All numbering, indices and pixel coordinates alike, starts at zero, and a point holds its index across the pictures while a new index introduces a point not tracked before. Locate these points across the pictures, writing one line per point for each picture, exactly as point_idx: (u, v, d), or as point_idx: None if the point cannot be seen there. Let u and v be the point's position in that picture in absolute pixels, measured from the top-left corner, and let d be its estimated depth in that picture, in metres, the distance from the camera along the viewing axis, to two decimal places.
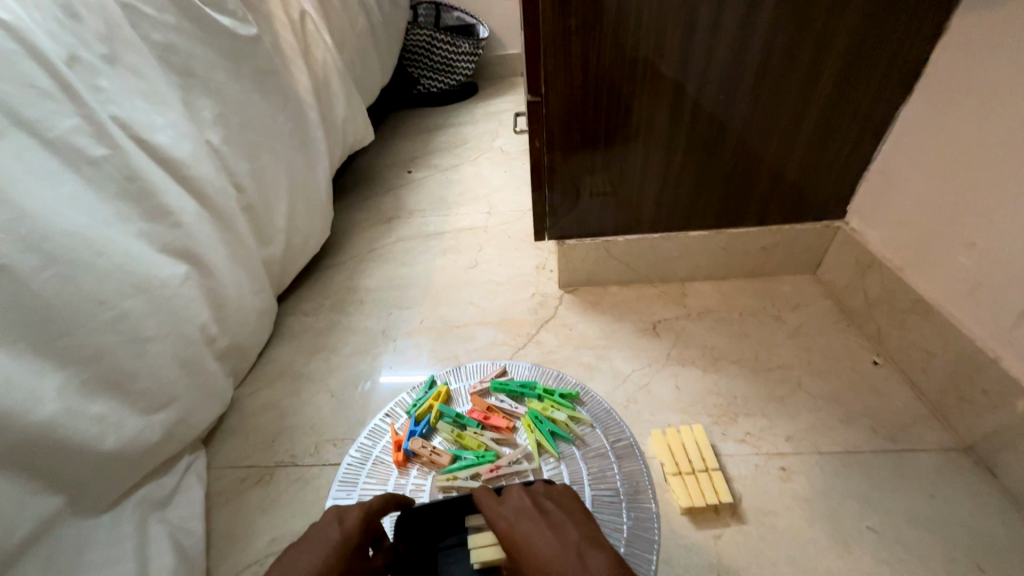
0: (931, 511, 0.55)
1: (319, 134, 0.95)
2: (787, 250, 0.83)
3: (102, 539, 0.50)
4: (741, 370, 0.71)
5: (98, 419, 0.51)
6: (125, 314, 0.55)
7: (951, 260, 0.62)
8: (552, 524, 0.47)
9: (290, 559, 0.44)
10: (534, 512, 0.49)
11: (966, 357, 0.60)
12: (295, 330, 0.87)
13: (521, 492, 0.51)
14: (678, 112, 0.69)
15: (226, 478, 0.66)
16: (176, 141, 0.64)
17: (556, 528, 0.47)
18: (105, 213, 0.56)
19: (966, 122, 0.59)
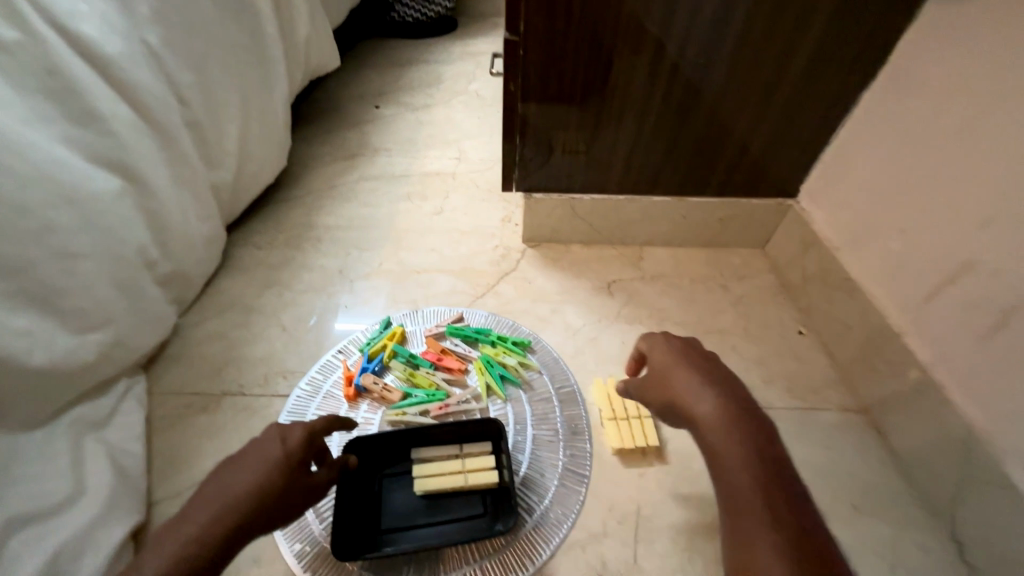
0: (824, 460, 0.63)
1: (277, 51, 0.87)
2: (741, 223, 0.87)
3: (33, 455, 0.49)
4: (682, 332, 0.76)
5: (22, 334, 0.49)
6: (50, 226, 0.51)
7: (881, 244, 0.67)
8: (711, 371, 0.47)
9: (229, 474, 0.43)
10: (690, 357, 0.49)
11: (877, 331, 0.67)
12: (246, 262, 0.84)
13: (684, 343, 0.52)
14: (657, 72, 0.68)
15: (169, 404, 0.65)
16: (106, 36, 0.57)
17: (701, 369, 0.47)
18: (21, 109, 0.50)
19: (916, 113, 0.63)
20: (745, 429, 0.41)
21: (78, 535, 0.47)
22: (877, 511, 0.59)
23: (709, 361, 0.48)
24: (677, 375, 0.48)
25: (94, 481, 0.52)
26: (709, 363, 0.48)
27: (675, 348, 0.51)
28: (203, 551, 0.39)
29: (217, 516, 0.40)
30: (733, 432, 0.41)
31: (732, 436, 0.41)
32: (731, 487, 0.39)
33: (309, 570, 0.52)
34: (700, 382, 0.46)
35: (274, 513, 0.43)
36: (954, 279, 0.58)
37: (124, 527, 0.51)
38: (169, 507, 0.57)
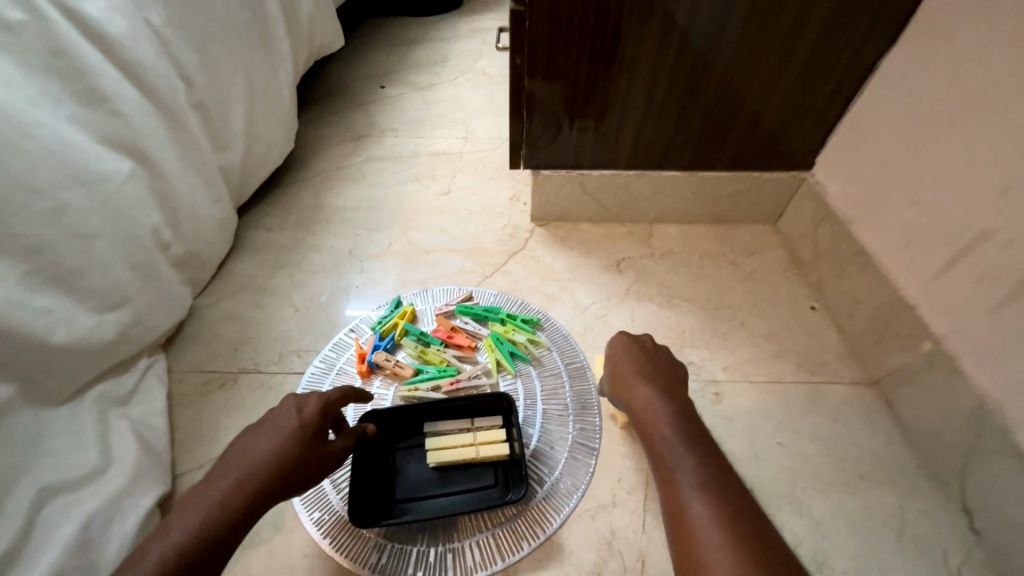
0: (833, 432, 0.63)
1: (279, 30, 0.86)
2: (753, 198, 0.85)
3: (61, 428, 0.51)
4: (692, 308, 0.76)
5: (44, 312, 0.50)
6: (64, 206, 0.52)
7: (895, 215, 0.66)
8: (653, 363, 0.57)
9: (248, 444, 0.45)
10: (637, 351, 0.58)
11: (890, 305, 0.66)
12: (257, 243, 0.85)
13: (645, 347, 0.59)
14: (666, 41, 0.66)
15: (188, 381, 0.67)
16: (108, 15, 0.56)
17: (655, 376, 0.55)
18: (30, 90, 0.50)
19: (932, 77, 0.60)
20: (674, 406, 0.51)
21: (107, 503, 0.50)
22: (885, 481, 0.60)
23: (651, 353, 0.58)
24: (627, 364, 0.57)
25: (120, 453, 0.54)
26: (650, 356, 0.58)
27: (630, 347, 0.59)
28: (225, 517, 0.41)
29: (237, 483, 0.43)
30: (667, 406, 0.51)
31: (665, 412, 0.50)
32: (665, 445, 0.48)
33: (328, 537, 0.54)
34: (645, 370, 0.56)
35: (292, 481, 0.45)
36: (969, 250, 0.57)
37: (151, 496, 0.54)
38: (193, 478, 0.59)
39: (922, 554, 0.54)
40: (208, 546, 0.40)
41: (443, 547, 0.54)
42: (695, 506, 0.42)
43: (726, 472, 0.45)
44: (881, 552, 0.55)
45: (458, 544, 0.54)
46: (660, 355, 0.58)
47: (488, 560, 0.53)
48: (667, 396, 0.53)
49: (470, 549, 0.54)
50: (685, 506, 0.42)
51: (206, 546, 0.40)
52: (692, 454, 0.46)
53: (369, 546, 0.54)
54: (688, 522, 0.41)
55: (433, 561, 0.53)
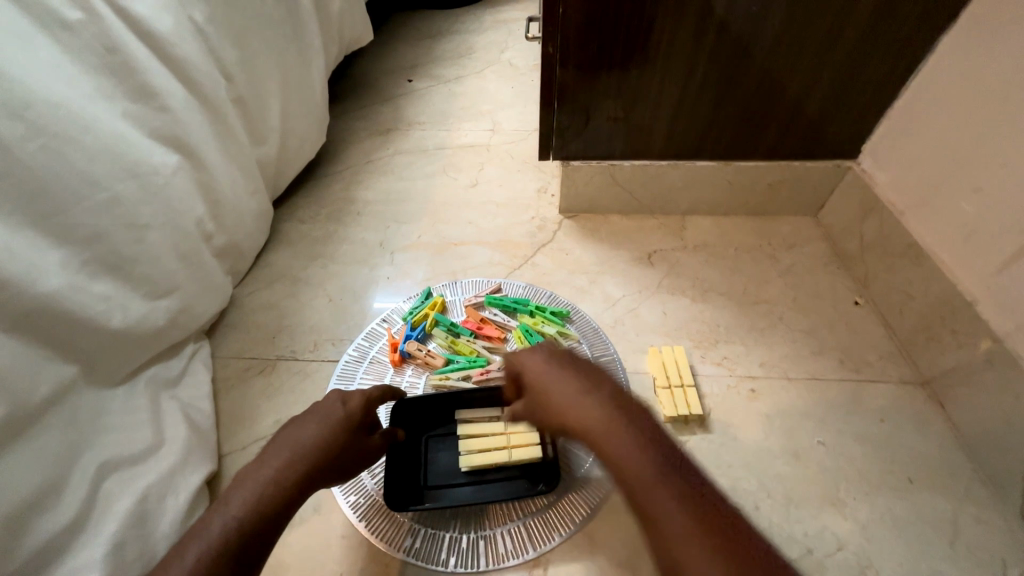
0: (879, 432, 0.61)
1: (313, 25, 0.87)
2: (794, 189, 0.82)
3: (118, 407, 0.54)
4: (727, 302, 0.74)
5: (103, 298, 0.53)
6: (118, 197, 0.55)
7: (953, 205, 0.62)
8: (574, 371, 0.46)
9: (297, 428, 0.47)
10: (562, 369, 0.46)
11: (945, 300, 0.62)
12: (292, 235, 0.87)
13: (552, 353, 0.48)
14: (706, 26, 0.63)
15: (230, 366, 0.70)
16: (156, 12, 0.59)
17: (586, 383, 0.44)
18: (87, 86, 0.53)
19: (997, 57, 0.56)
20: (629, 421, 0.40)
21: (160, 479, 0.52)
22: (935, 485, 0.57)
23: (570, 364, 0.46)
24: (557, 385, 0.45)
25: (171, 433, 0.57)
26: (568, 364, 0.46)
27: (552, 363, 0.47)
28: (279, 494, 0.43)
29: (290, 463, 0.44)
30: (627, 424, 0.40)
31: (622, 429, 0.39)
32: (635, 484, 0.36)
33: (363, 520, 0.56)
34: (587, 396, 0.43)
35: (337, 466, 0.47)
36: None
37: (199, 474, 0.56)
38: (236, 459, 0.62)
39: (977, 562, 0.52)
40: (263, 519, 0.41)
41: (475, 534, 0.55)
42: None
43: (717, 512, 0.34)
44: (931, 558, 0.52)
45: (490, 531, 0.55)
46: (591, 366, 0.47)
47: (520, 548, 0.54)
48: (621, 410, 0.41)
49: (502, 537, 0.54)
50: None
51: (262, 519, 0.41)
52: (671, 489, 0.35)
53: (404, 529, 0.55)
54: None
55: (466, 547, 0.54)
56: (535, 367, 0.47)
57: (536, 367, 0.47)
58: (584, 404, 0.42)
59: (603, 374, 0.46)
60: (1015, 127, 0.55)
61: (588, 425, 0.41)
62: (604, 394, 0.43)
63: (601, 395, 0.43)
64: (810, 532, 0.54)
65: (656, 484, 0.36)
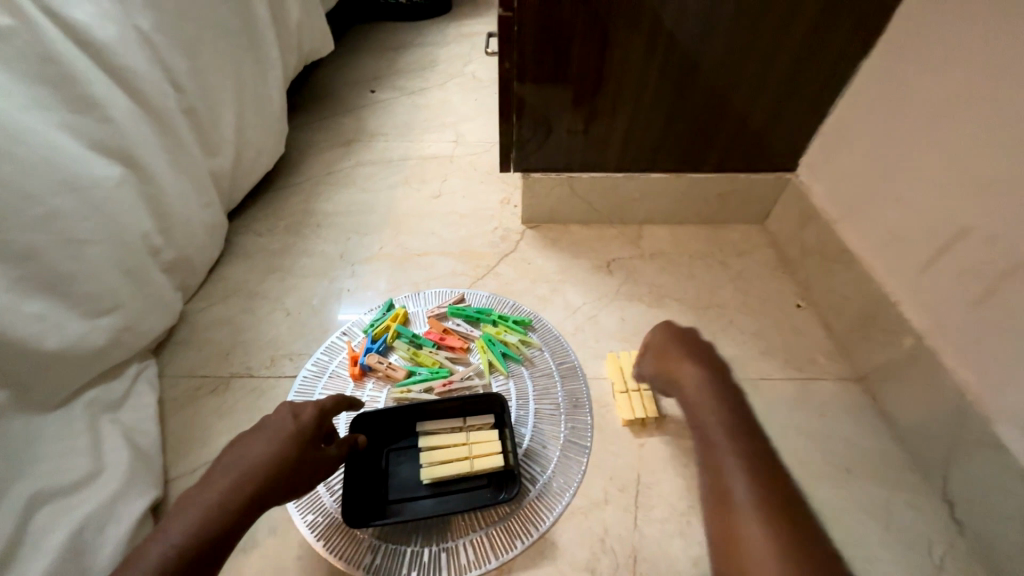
0: (821, 427, 0.64)
1: (269, 36, 0.86)
2: (740, 199, 0.86)
3: (52, 434, 0.51)
4: (681, 308, 0.77)
5: (35, 317, 0.50)
6: (54, 212, 0.52)
7: (878, 213, 0.68)
8: (691, 347, 0.54)
9: (244, 447, 0.46)
10: (677, 343, 0.54)
11: (874, 301, 0.67)
12: (248, 249, 0.84)
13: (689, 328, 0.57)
14: (653, 45, 0.67)
15: (179, 386, 0.67)
16: (98, 20, 0.57)
17: (694, 353, 0.53)
18: (19, 96, 0.50)
19: (910, 80, 0.62)
20: (724, 387, 0.47)
21: (99, 508, 0.50)
22: (871, 474, 0.61)
23: (691, 341, 0.54)
24: (670, 352, 0.54)
25: (113, 458, 0.54)
26: (688, 340, 0.55)
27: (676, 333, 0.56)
28: (225, 516, 0.41)
29: (237, 483, 0.43)
30: (708, 385, 0.48)
31: (712, 390, 0.47)
32: (705, 422, 0.45)
33: (321, 539, 0.54)
34: (690, 366, 0.51)
35: (289, 483, 0.46)
36: (950, 246, 0.58)
37: (144, 501, 0.54)
38: (185, 483, 0.59)
39: (909, 544, 0.55)
40: (207, 544, 0.40)
41: (437, 547, 0.54)
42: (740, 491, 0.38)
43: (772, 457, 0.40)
44: (869, 544, 0.56)
45: (452, 543, 0.55)
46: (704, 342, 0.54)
47: (482, 558, 0.54)
48: (711, 381, 0.48)
49: (464, 548, 0.54)
50: (726, 496, 0.38)
51: (206, 545, 0.40)
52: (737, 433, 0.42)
53: (364, 547, 0.54)
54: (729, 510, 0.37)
55: (427, 561, 0.53)
56: (661, 337, 0.57)
57: (667, 337, 0.56)
58: (691, 368, 0.51)
59: (707, 349, 0.53)
60: (927, 143, 0.60)
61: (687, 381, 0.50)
62: (714, 363, 0.51)
63: (701, 364, 0.51)
64: None
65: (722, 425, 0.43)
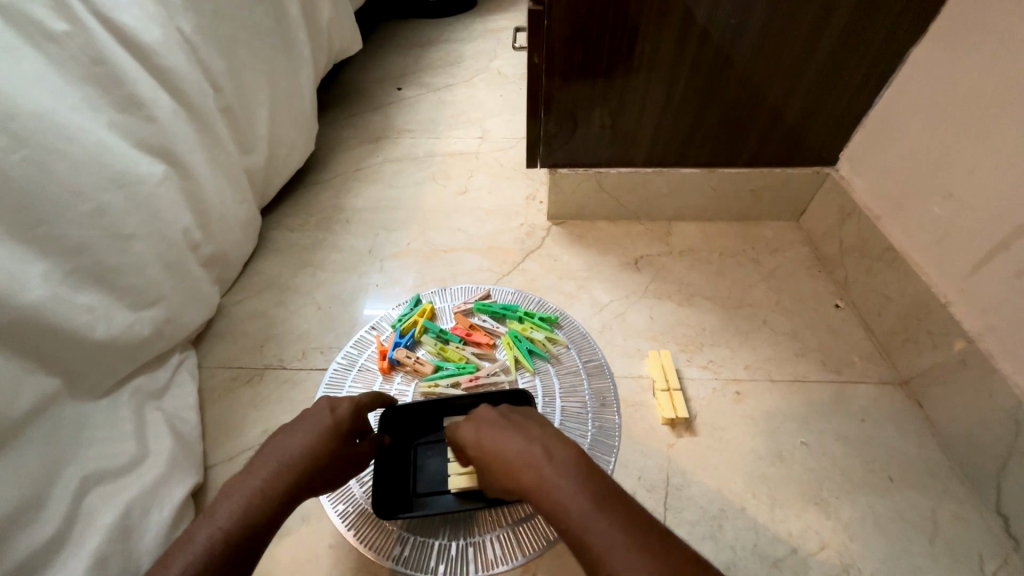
0: (860, 432, 0.62)
1: (301, 35, 0.88)
2: (775, 195, 0.84)
3: (102, 420, 0.53)
4: (712, 306, 0.75)
5: (87, 309, 0.52)
6: (104, 208, 0.54)
7: (925, 210, 0.64)
8: (516, 425, 0.47)
9: (285, 438, 0.47)
10: (506, 440, 0.45)
11: (920, 302, 0.64)
12: (280, 244, 0.87)
13: (488, 410, 0.50)
14: (686, 37, 0.65)
15: (217, 376, 0.70)
16: (143, 23, 0.59)
17: (515, 431, 0.46)
18: (73, 97, 0.53)
19: (964, 69, 0.58)
20: (566, 460, 0.42)
21: (145, 491, 0.52)
22: (914, 483, 0.58)
23: (509, 423, 0.47)
24: (501, 446, 0.46)
25: (156, 445, 0.56)
26: (510, 420, 0.48)
27: (487, 418, 0.49)
28: (266, 504, 0.43)
29: (278, 473, 0.44)
30: (556, 466, 0.42)
31: (557, 474, 0.41)
32: (575, 522, 0.38)
33: (352, 529, 0.56)
34: (531, 445, 0.44)
35: (326, 475, 0.47)
36: (1006, 245, 0.55)
37: (184, 487, 0.56)
38: (223, 470, 0.61)
39: (955, 558, 0.53)
40: (250, 530, 0.41)
41: (464, 541, 0.55)
42: None
43: (648, 532, 0.37)
44: (912, 555, 0.53)
45: (479, 538, 0.55)
46: (507, 416, 0.49)
47: (509, 554, 0.54)
48: (547, 449, 0.43)
49: (491, 543, 0.55)
50: None
51: (249, 531, 0.41)
52: (605, 521, 0.37)
53: (394, 539, 0.55)
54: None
55: (455, 554, 0.54)
56: (474, 431, 0.49)
57: (485, 439, 0.47)
58: (526, 452, 0.44)
59: (534, 419, 0.48)
60: (982, 136, 0.57)
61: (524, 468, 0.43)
62: (544, 451, 0.43)
63: (536, 439, 0.45)
64: (795, 531, 0.55)
65: (586, 519, 0.38)
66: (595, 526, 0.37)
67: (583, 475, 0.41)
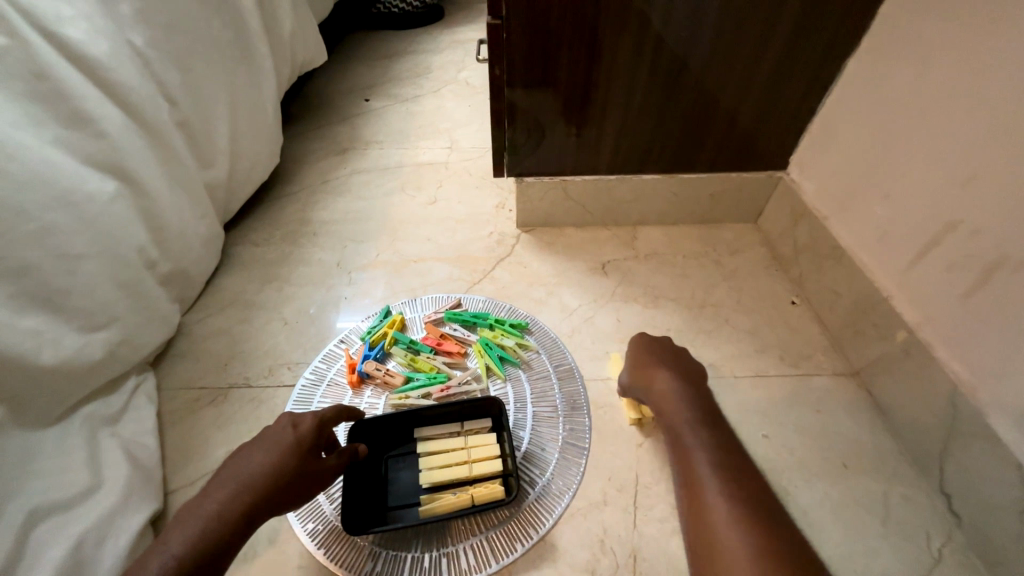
0: (816, 423, 0.65)
1: (262, 47, 0.87)
2: (733, 198, 0.87)
3: (51, 449, 0.51)
4: (677, 307, 0.78)
5: (31, 333, 0.50)
6: (49, 227, 0.52)
7: (866, 209, 0.68)
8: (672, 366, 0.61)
9: (244, 458, 0.46)
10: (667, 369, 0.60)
11: (866, 296, 0.68)
12: (244, 259, 0.85)
13: (650, 343, 0.65)
14: (641, 48, 0.68)
15: (178, 398, 0.67)
16: (91, 37, 0.57)
17: (673, 366, 0.60)
18: (13, 113, 0.51)
19: (895, 77, 0.63)
20: (688, 390, 0.57)
21: (99, 522, 0.50)
22: (868, 469, 0.61)
23: (675, 365, 0.61)
24: (656, 377, 0.59)
25: (111, 472, 0.54)
26: (664, 362, 0.61)
27: (650, 347, 0.64)
28: (221, 528, 0.42)
29: (235, 495, 0.43)
30: (682, 391, 0.56)
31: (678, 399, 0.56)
32: (685, 442, 0.51)
33: (322, 547, 0.55)
34: (670, 380, 0.58)
35: (286, 495, 0.46)
36: (938, 240, 0.59)
37: (142, 515, 0.54)
38: (184, 495, 0.59)
39: (906, 538, 0.56)
40: (204, 556, 0.40)
41: (437, 552, 0.54)
42: (709, 483, 0.46)
43: (746, 490, 0.45)
44: (867, 538, 0.56)
45: (452, 548, 0.55)
46: (674, 355, 0.63)
47: (482, 562, 0.54)
48: (688, 385, 0.57)
49: (464, 553, 0.54)
50: (699, 490, 0.46)
51: (203, 557, 0.40)
52: (706, 437, 0.51)
53: (365, 555, 0.54)
54: (711, 525, 0.43)
55: (427, 566, 0.53)
56: (638, 356, 0.64)
57: (649, 364, 0.62)
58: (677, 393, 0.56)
59: (681, 365, 0.61)
60: (913, 139, 0.61)
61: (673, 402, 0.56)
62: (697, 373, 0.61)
63: (678, 376, 0.59)
64: None
65: (691, 429, 0.52)
66: (697, 442, 0.50)
67: (696, 406, 0.55)
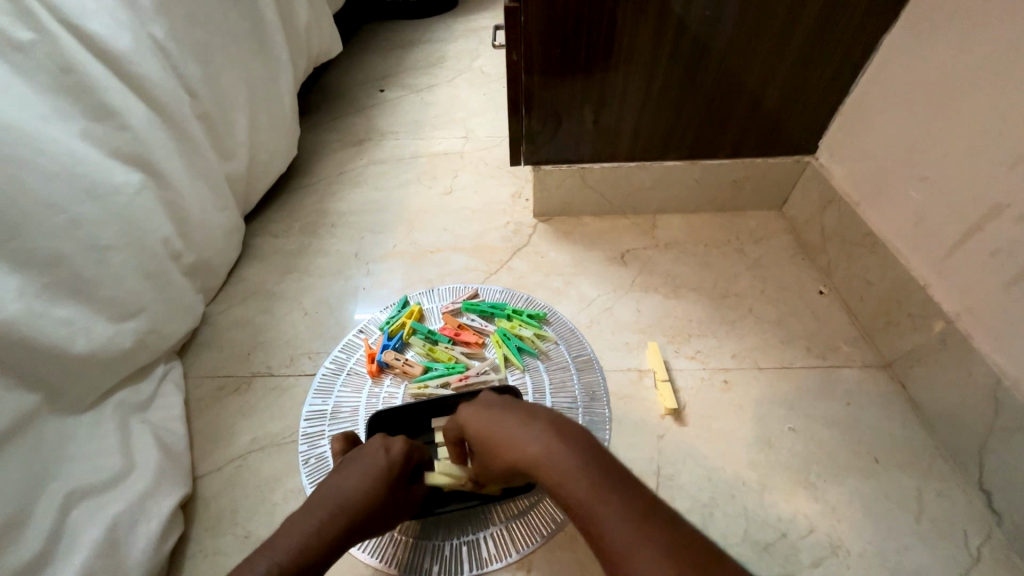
0: (846, 415, 0.63)
1: (278, 38, 0.87)
2: (757, 185, 0.84)
3: (85, 435, 0.52)
4: (698, 297, 0.76)
5: (65, 322, 0.51)
6: (79, 219, 0.54)
7: (902, 194, 0.65)
8: (518, 411, 0.47)
9: (340, 479, 0.46)
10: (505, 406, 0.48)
11: (900, 285, 0.65)
12: (264, 250, 0.86)
13: (487, 403, 0.49)
14: (663, 29, 0.65)
15: (204, 386, 0.69)
16: (114, 30, 0.58)
17: (524, 416, 0.46)
18: (41, 107, 0.52)
19: (935, 54, 0.59)
20: (558, 436, 0.43)
21: (132, 505, 0.51)
22: (900, 464, 0.59)
23: (511, 408, 0.47)
24: (511, 440, 0.44)
25: (142, 457, 0.55)
26: (510, 408, 0.47)
27: (486, 410, 0.48)
28: (322, 546, 0.42)
29: (330, 515, 0.43)
30: (556, 445, 0.42)
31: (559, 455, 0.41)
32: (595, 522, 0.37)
33: None
34: (536, 433, 0.44)
35: (378, 518, 0.46)
36: (981, 226, 0.56)
37: (173, 498, 0.55)
38: (213, 480, 0.61)
39: (940, 535, 0.54)
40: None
41: (458, 541, 0.55)
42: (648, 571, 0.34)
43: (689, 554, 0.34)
44: (900, 535, 0.54)
45: (473, 536, 0.55)
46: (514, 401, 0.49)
47: (503, 551, 0.54)
48: (553, 429, 0.44)
49: (485, 541, 0.55)
50: None
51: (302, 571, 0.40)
52: (615, 500, 0.38)
53: (388, 541, 0.55)
54: None
55: (449, 554, 0.54)
56: (483, 424, 0.47)
57: (495, 430, 0.46)
58: (537, 441, 0.43)
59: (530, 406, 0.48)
60: (956, 119, 0.57)
61: (541, 456, 0.42)
62: (541, 407, 0.47)
63: (538, 420, 0.45)
64: (784, 516, 0.55)
65: (586, 500, 0.38)
66: (603, 511, 0.37)
67: (583, 453, 0.41)
